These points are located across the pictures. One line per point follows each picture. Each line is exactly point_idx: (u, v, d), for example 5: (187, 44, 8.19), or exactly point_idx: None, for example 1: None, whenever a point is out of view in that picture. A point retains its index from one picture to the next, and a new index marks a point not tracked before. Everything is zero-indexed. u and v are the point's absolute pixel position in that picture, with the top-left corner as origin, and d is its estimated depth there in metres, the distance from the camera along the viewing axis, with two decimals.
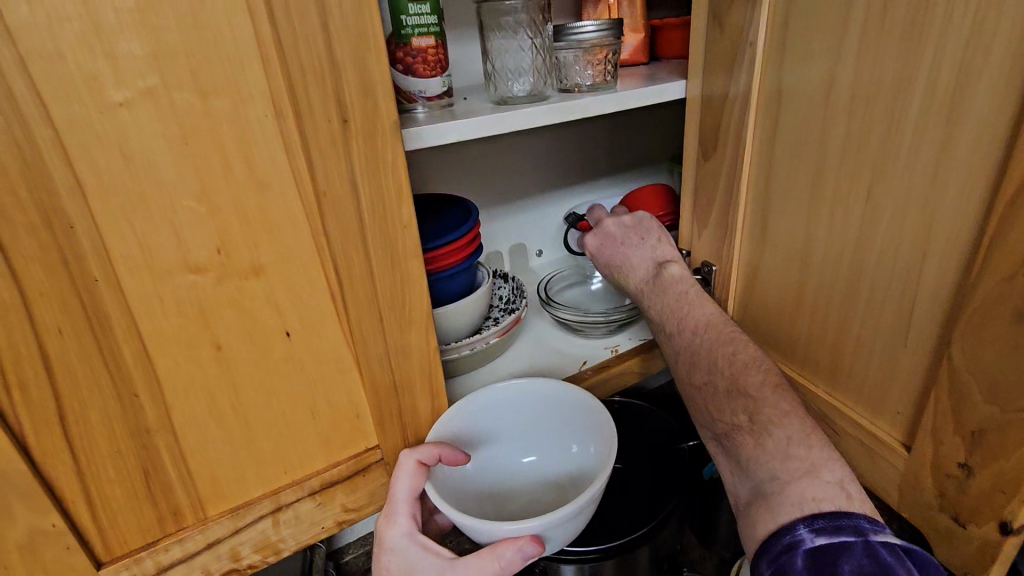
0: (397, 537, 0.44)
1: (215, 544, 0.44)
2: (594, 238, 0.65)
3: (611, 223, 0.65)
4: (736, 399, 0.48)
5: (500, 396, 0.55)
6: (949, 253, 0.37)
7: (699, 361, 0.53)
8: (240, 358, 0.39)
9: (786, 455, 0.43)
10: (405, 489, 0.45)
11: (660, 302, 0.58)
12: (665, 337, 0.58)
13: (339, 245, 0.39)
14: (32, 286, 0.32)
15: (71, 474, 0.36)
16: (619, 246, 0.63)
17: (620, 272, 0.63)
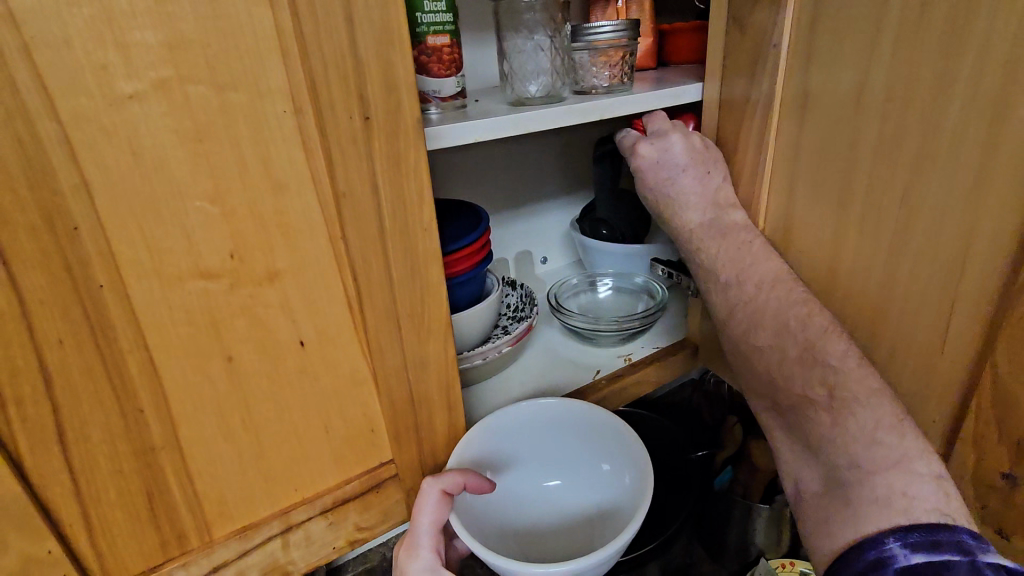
0: (419, 571, 0.43)
1: (221, 568, 0.41)
2: (649, 152, 0.54)
3: (675, 140, 0.53)
4: (812, 367, 0.45)
5: (527, 416, 0.54)
6: (992, 261, 0.37)
7: (760, 315, 0.49)
8: (251, 370, 0.37)
9: (872, 441, 0.41)
10: (430, 520, 0.43)
11: (717, 249, 0.53)
12: (719, 288, 0.53)
13: (358, 250, 0.37)
14: (32, 293, 0.29)
15: (69, 495, 0.33)
16: (677, 174, 0.53)
17: (672, 201, 0.54)
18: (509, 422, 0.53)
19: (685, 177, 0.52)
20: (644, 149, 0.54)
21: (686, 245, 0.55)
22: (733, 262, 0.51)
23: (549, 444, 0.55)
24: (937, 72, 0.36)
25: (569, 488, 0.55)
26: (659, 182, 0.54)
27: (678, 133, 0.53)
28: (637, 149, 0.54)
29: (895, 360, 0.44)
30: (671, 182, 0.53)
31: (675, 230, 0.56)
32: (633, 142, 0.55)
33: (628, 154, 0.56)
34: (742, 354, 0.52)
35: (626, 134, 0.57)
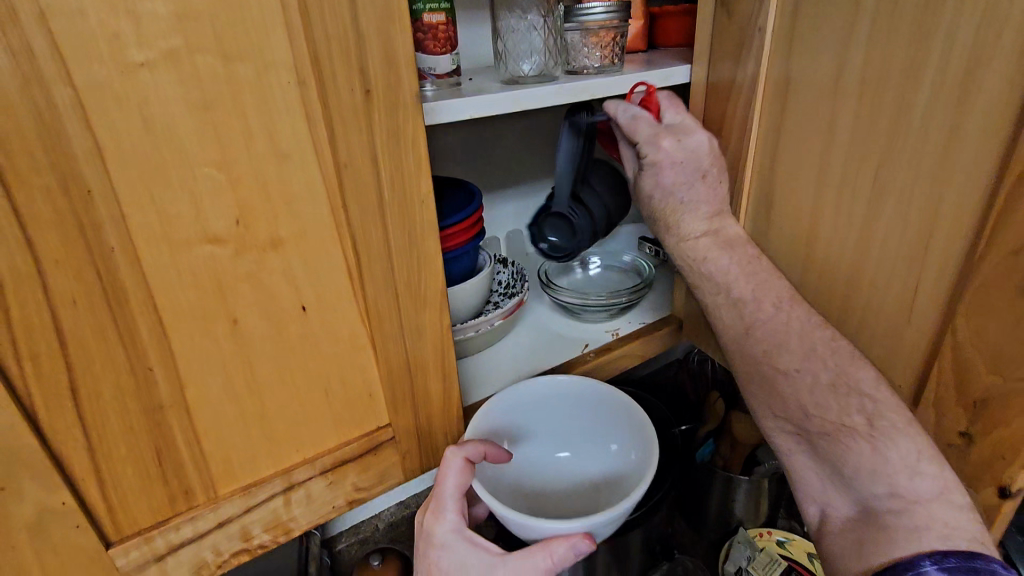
0: (444, 532, 0.45)
1: (226, 523, 0.42)
2: (673, 149, 0.50)
3: (700, 139, 0.50)
4: (847, 395, 0.45)
5: (535, 393, 0.58)
6: (954, 237, 0.39)
7: (784, 338, 0.48)
8: (255, 332, 0.39)
9: (914, 472, 0.42)
10: (454, 484, 0.46)
11: (725, 260, 0.51)
12: (728, 301, 0.52)
13: (358, 220, 0.39)
14: (47, 253, 0.31)
15: (81, 449, 0.35)
16: (695, 178, 0.51)
17: (685, 204, 0.53)
18: (520, 399, 0.57)
19: (701, 182, 0.52)
20: (668, 145, 0.50)
21: (687, 250, 0.54)
22: (749, 279, 0.50)
23: (561, 420, 0.60)
24: (909, 57, 0.38)
25: (577, 458, 0.60)
26: (672, 181, 0.52)
27: (699, 132, 0.51)
28: (661, 143, 0.50)
29: (865, 330, 0.47)
30: (688, 185, 0.52)
31: (676, 235, 0.54)
32: (652, 131, 0.50)
33: (642, 144, 0.51)
34: (763, 375, 0.51)
35: (635, 117, 0.51)
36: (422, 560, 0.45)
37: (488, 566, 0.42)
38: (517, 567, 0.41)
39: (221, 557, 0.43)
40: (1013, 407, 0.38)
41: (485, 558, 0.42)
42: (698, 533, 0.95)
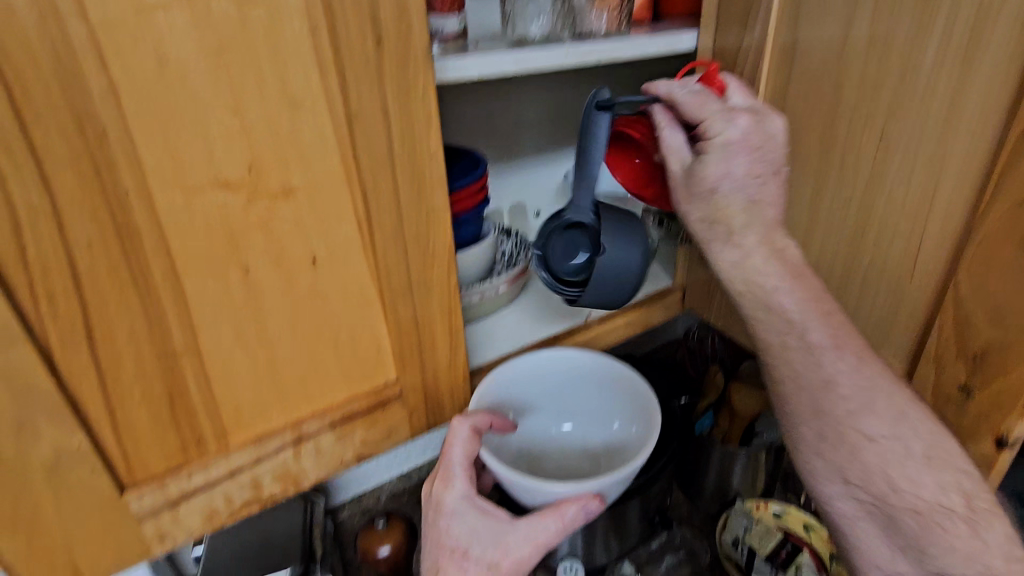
0: (454, 500, 0.49)
1: (237, 473, 0.43)
2: (751, 129, 0.44)
3: (778, 126, 0.45)
4: (940, 470, 0.43)
5: (537, 367, 0.61)
6: (959, 191, 0.40)
7: (872, 400, 0.45)
8: (267, 282, 0.39)
9: (1010, 557, 0.41)
10: (461, 453, 0.50)
11: (797, 287, 0.45)
12: (801, 350, 0.46)
13: (368, 171, 0.39)
14: (62, 192, 0.31)
15: (96, 392, 0.36)
16: (767, 174, 0.45)
17: (752, 208, 0.45)
18: (520, 371, 0.59)
19: (772, 180, 0.45)
20: (746, 123, 0.44)
21: (753, 271, 0.45)
22: (826, 320, 0.45)
23: (560, 392, 0.64)
24: (918, 12, 0.39)
25: (578, 428, 0.66)
26: (742, 170, 0.44)
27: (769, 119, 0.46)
28: (740, 119, 0.44)
29: (866, 291, 0.47)
30: (759, 179, 0.44)
31: (735, 244, 0.46)
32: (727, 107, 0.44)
33: (710, 121, 0.44)
34: (839, 439, 0.47)
35: (700, 93, 0.45)
36: (434, 526, 0.49)
37: (500, 529, 0.47)
38: (528, 531, 0.46)
39: (233, 506, 0.44)
40: (1014, 356, 0.38)
41: (496, 523, 0.48)
42: (694, 504, 0.97)
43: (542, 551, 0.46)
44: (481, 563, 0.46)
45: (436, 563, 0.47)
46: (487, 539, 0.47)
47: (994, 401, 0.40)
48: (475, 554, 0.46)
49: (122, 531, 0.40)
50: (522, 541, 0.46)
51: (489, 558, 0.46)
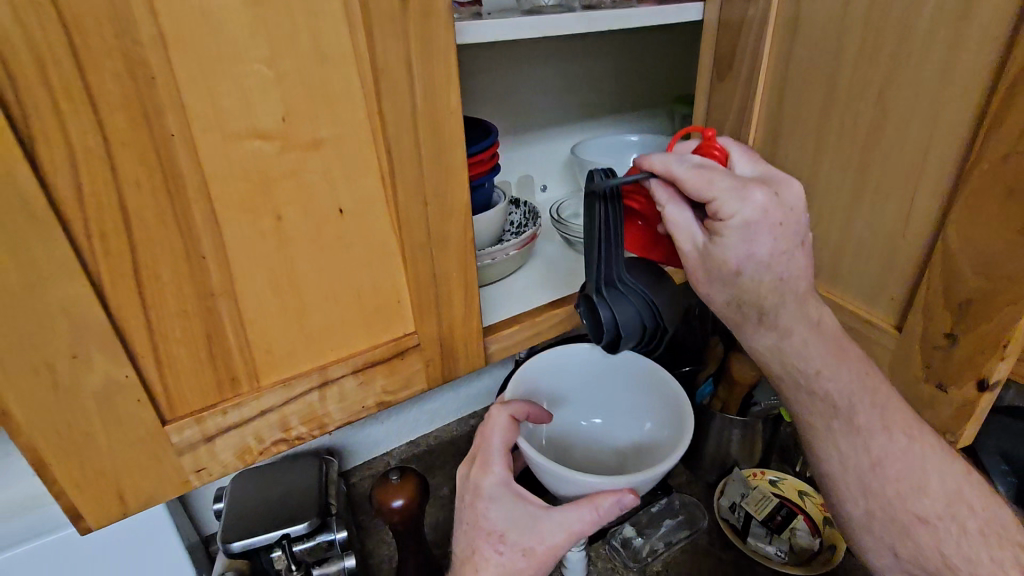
0: (491, 484, 0.50)
1: (267, 412, 0.46)
2: (766, 205, 0.42)
3: (795, 194, 0.44)
4: (994, 543, 0.49)
5: (575, 356, 0.65)
6: (949, 149, 0.42)
7: (924, 480, 0.51)
8: (297, 230, 0.42)
9: None
10: (500, 440, 0.53)
11: (845, 375, 0.50)
12: (850, 429, 0.53)
13: (392, 126, 0.42)
14: (115, 136, 0.33)
15: (142, 328, 0.38)
16: (792, 251, 0.44)
17: (783, 293, 0.46)
18: (558, 358, 0.65)
19: (799, 250, 0.45)
20: (762, 199, 0.42)
21: (790, 349, 0.50)
22: (876, 405, 0.51)
23: (597, 389, 0.67)
24: None
25: (609, 424, 0.68)
26: (767, 249, 0.43)
27: (783, 186, 0.44)
28: (753, 196, 0.41)
29: (861, 249, 0.50)
30: (786, 254, 0.44)
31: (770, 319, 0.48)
32: (738, 181, 0.42)
33: (720, 200, 0.41)
34: (894, 522, 0.53)
35: (701, 167, 0.42)
36: (470, 509, 0.50)
37: (537, 516, 0.49)
38: (564, 519, 0.48)
39: (264, 444, 0.47)
40: (997, 302, 0.40)
41: (533, 509, 0.49)
42: (694, 475, 0.97)
43: (575, 538, 0.48)
44: (516, 548, 0.48)
45: (472, 545, 0.49)
46: (524, 524, 0.49)
47: (977, 346, 0.42)
48: (511, 539, 0.48)
49: (163, 461, 0.43)
50: (558, 528, 0.48)
51: (525, 543, 0.48)
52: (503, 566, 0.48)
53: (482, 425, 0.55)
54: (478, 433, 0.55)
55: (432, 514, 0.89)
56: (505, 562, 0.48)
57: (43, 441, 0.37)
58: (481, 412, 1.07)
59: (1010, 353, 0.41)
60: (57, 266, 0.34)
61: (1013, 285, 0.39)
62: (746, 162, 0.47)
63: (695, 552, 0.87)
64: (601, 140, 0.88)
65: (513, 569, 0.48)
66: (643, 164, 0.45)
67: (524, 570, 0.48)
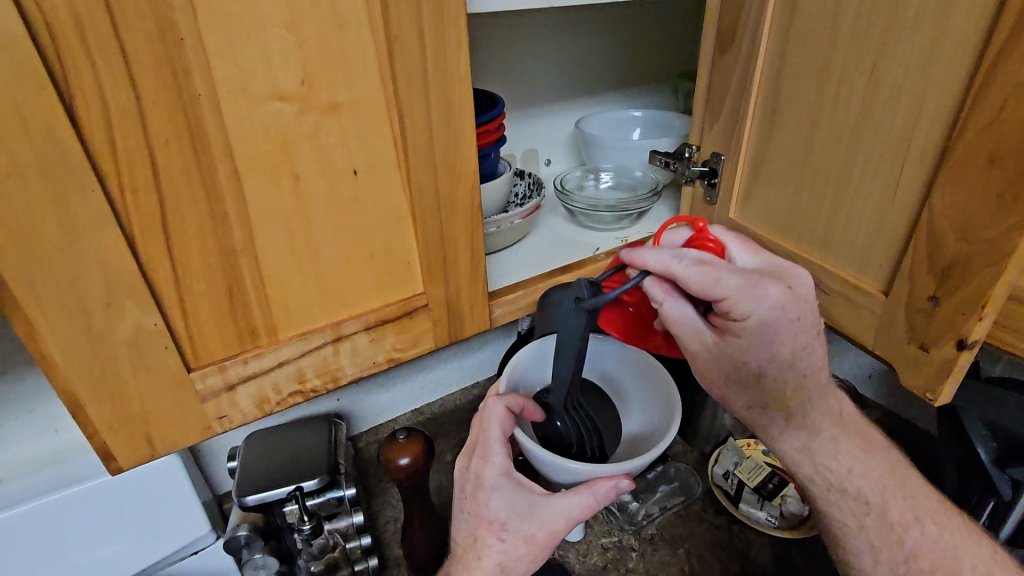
0: (494, 474, 0.50)
1: (284, 364, 0.49)
2: (781, 300, 0.44)
3: (806, 283, 0.47)
4: None
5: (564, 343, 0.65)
6: (937, 120, 0.44)
7: (958, 567, 0.51)
8: (315, 190, 0.44)
9: None
10: (498, 430, 0.51)
11: (864, 466, 0.56)
12: (879, 522, 0.55)
13: (405, 91, 0.43)
14: (147, 95, 0.36)
15: (169, 279, 0.41)
16: (812, 346, 0.48)
17: (806, 395, 0.53)
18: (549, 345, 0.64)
19: (819, 343, 0.49)
20: (775, 293, 0.44)
21: (821, 448, 0.56)
22: (897, 493, 0.55)
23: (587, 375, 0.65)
24: None
25: None
26: (787, 341, 0.46)
27: (789, 279, 0.47)
28: (767, 292, 0.43)
29: (851, 218, 0.52)
30: (806, 348, 0.48)
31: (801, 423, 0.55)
32: (746, 279, 0.44)
33: (731, 298, 0.43)
34: None
35: (701, 264, 0.44)
36: (472, 497, 0.51)
37: (536, 503, 0.50)
38: (564, 505, 0.50)
39: (281, 394, 0.50)
40: (977, 265, 0.43)
41: (532, 496, 0.51)
42: (689, 444, 0.99)
43: (574, 523, 0.50)
44: (518, 535, 0.49)
45: (475, 533, 0.51)
46: (525, 512, 0.50)
47: (957, 308, 0.45)
48: (514, 526, 0.49)
49: (188, 407, 0.46)
50: (558, 514, 0.49)
51: (527, 530, 0.49)
52: (506, 552, 0.49)
53: (480, 417, 0.53)
54: (476, 424, 0.53)
55: (437, 479, 0.92)
56: (508, 548, 0.49)
57: (79, 383, 0.40)
58: (483, 383, 1.10)
59: (986, 314, 0.44)
60: (92, 218, 0.36)
61: (991, 249, 0.41)
62: (747, 253, 0.50)
63: (690, 516, 0.89)
64: (603, 115, 0.91)
65: (516, 555, 0.50)
66: (636, 263, 0.47)
67: (525, 556, 0.50)
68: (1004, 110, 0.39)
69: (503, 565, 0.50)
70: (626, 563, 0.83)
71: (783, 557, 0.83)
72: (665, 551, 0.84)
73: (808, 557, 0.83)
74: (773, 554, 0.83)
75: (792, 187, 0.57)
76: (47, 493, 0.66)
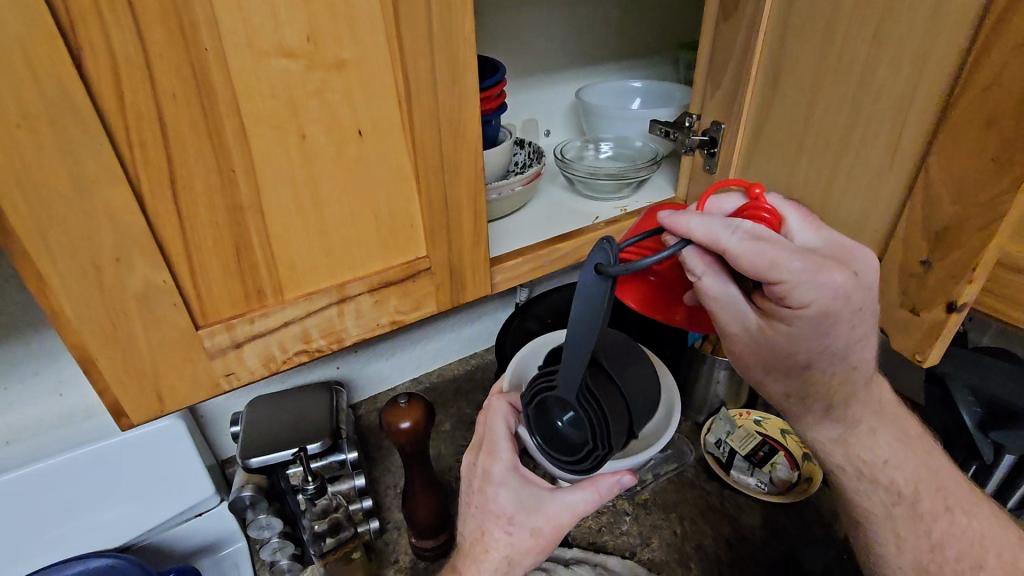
0: (502, 470, 0.52)
1: (290, 324, 0.49)
2: (843, 287, 0.42)
3: (870, 264, 0.44)
4: None
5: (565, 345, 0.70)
6: (935, 83, 0.44)
7: (981, 556, 0.54)
8: (320, 149, 0.44)
9: None
10: (504, 425, 0.54)
11: (900, 457, 0.57)
12: (908, 511, 0.56)
13: (410, 50, 0.43)
14: (153, 47, 0.35)
15: (176, 235, 0.41)
16: (865, 336, 0.48)
17: (851, 388, 0.53)
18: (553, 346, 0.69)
19: (871, 336, 0.49)
20: (837, 279, 0.42)
21: (859, 440, 0.57)
22: (930, 483, 0.57)
23: None
24: None
25: None
26: (842, 332, 0.46)
27: (855, 262, 0.44)
28: (830, 278, 0.41)
29: (849, 185, 0.53)
30: (860, 340, 0.48)
31: (842, 418, 0.56)
32: (811, 261, 0.41)
33: (789, 283, 0.41)
34: None
35: (754, 240, 0.41)
36: (480, 492, 0.53)
37: (542, 498, 0.52)
38: (569, 500, 0.51)
39: (287, 354, 0.51)
40: (970, 228, 0.44)
41: (537, 491, 0.52)
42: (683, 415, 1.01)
43: (579, 517, 0.52)
44: (525, 527, 0.51)
45: (481, 526, 0.53)
46: (531, 505, 0.52)
47: (949, 271, 0.46)
48: (520, 520, 0.51)
49: (197, 364, 0.46)
50: (563, 509, 0.51)
51: (533, 524, 0.51)
52: (512, 544, 0.51)
53: (485, 415, 0.56)
54: (479, 423, 0.57)
55: (436, 447, 0.94)
56: (515, 540, 0.51)
57: (91, 338, 0.41)
58: (480, 354, 1.12)
59: (977, 276, 0.45)
60: (101, 171, 0.37)
61: (985, 210, 0.43)
62: (808, 230, 0.46)
63: (682, 482, 0.91)
64: (603, 85, 0.90)
65: (522, 548, 0.51)
66: (679, 229, 0.43)
67: (531, 548, 0.52)
68: (1002, 75, 0.40)
69: (510, 557, 0.52)
70: (620, 526, 0.85)
71: (774, 521, 0.85)
72: (658, 515, 0.87)
73: (798, 521, 0.85)
74: (764, 518, 0.85)
75: (791, 154, 0.57)
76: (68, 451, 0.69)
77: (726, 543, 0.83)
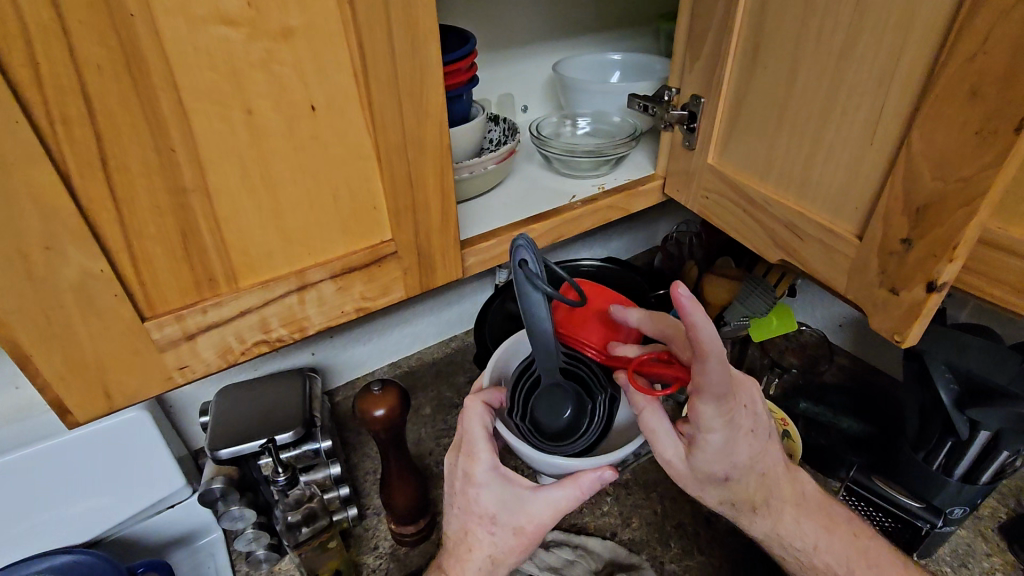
0: (481, 472, 0.50)
1: (247, 313, 0.47)
2: (739, 418, 0.49)
3: (751, 388, 0.52)
4: None
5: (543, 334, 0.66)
6: (921, 53, 0.42)
7: None
8: (269, 125, 0.41)
9: None
10: (480, 425, 0.52)
11: (831, 543, 0.60)
12: None
13: (363, 16, 0.40)
14: (71, 13, 0.32)
15: (114, 222, 0.38)
16: (763, 447, 0.53)
17: (766, 487, 0.57)
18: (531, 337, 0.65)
19: (767, 447, 0.55)
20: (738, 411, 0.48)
21: (788, 533, 0.59)
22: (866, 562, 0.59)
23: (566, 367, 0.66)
24: None
25: None
26: (744, 451, 0.51)
27: (745, 386, 0.51)
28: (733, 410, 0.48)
29: (830, 159, 0.51)
30: (760, 453, 0.53)
31: (768, 514, 0.58)
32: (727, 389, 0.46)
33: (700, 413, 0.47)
34: None
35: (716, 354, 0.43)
36: (462, 494, 0.51)
37: (524, 497, 0.50)
38: (551, 498, 0.50)
39: (245, 344, 0.48)
40: (950, 205, 0.42)
41: (518, 491, 0.51)
42: None
43: (560, 514, 0.51)
44: (508, 528, 0.50)
45: (464, 527, 0.51)
46: (512, 505, 0.50)
47: (929, 251, 0.45)
48: (503, 520, 0.50)
49: (146, 357, 0.44)
50: (545, 507, 0.50)
51: (515, 522, 0.50)
52: (496, 544, 0.50)
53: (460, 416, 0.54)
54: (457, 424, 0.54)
55: (415, 431, 0.93)
56: (498, 541, 0.50)
57: (24, 333, 0.37)
58: (460, 337, 1.10)
59: (957, 256, 0.44)
60: (22, 151, 0.33)
61: (967, 188, 0.41)
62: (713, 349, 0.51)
63: None
64: (582, 57, 0.87)
65: (505, 548, 0.50)
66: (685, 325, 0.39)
67: (514, 548, 0.50)
68: (988, 42, 0.37)
69: (493, 556, 0.50)
70: (602, 507, 0.85)
71: None
72: (639, 495, 0.86)
73: None
74: None
75: (772, 129, 0.55)
76: (26, 446, 0.66)
77: (706, 521, 0.83)
